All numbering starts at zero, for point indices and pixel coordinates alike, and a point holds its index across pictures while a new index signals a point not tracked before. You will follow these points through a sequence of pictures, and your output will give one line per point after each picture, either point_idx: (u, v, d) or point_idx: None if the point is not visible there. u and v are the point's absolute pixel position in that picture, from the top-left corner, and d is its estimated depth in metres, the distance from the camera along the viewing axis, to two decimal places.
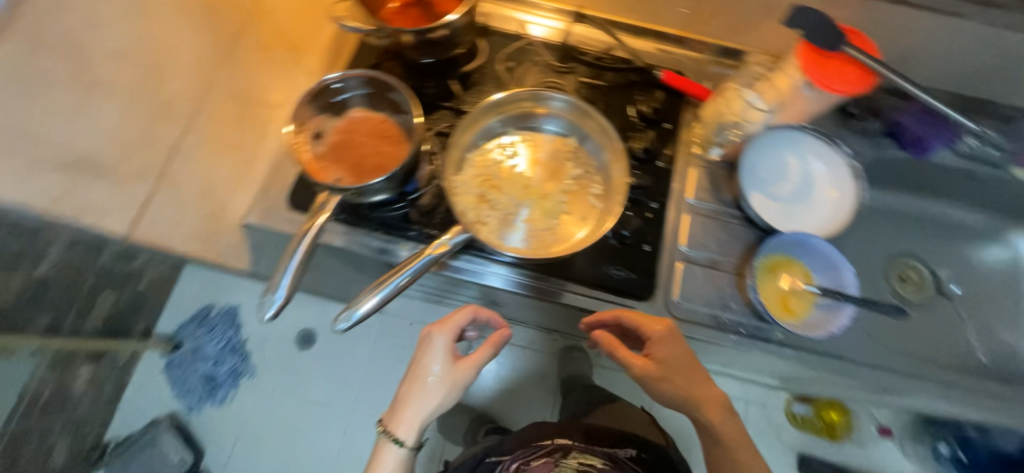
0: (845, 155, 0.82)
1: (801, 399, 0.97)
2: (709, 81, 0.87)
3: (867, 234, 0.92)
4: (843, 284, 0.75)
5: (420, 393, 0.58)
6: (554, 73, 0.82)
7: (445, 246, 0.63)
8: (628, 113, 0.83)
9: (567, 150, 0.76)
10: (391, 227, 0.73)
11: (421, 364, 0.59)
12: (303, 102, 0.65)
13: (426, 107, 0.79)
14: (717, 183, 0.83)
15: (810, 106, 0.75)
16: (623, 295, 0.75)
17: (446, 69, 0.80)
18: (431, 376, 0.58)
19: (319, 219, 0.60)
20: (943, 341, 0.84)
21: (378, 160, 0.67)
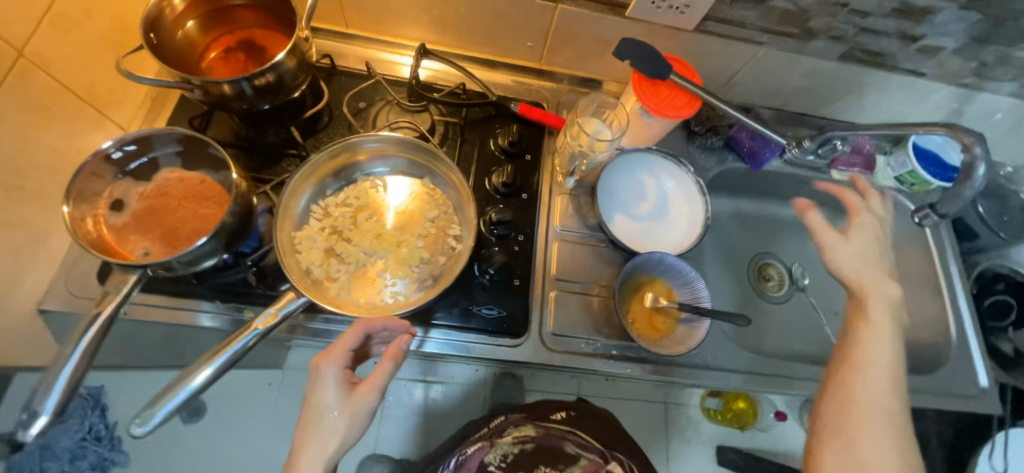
0: (690, 173, 0.87)
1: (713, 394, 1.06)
2: (566, 109, 0.90)
3: (728, 240, 1.00)
4: (700, 297, 0.77)
5: (317, 443, 0.48)
6: (407, 113, 0.81)
7: (271, 318, 0.56)
8: (488, 148, 0.82)
9: (421, 192, 0.73)
10: (231, 293, 0.65)
11: (313, 400, 0.50)
12: (90, 169, 0.57)
13: (269, 156, 0.74)
14: (583, 209, 0.85)
15: (652, 129, 0.81)
16: (498, 334, 0.73)
17: (286, 116, 0.76)
18: (325, 418, 0.49)
19: (110, 306, 0.51)
20: (799, 331, 0.95)
21: (195, 225, 0.59)
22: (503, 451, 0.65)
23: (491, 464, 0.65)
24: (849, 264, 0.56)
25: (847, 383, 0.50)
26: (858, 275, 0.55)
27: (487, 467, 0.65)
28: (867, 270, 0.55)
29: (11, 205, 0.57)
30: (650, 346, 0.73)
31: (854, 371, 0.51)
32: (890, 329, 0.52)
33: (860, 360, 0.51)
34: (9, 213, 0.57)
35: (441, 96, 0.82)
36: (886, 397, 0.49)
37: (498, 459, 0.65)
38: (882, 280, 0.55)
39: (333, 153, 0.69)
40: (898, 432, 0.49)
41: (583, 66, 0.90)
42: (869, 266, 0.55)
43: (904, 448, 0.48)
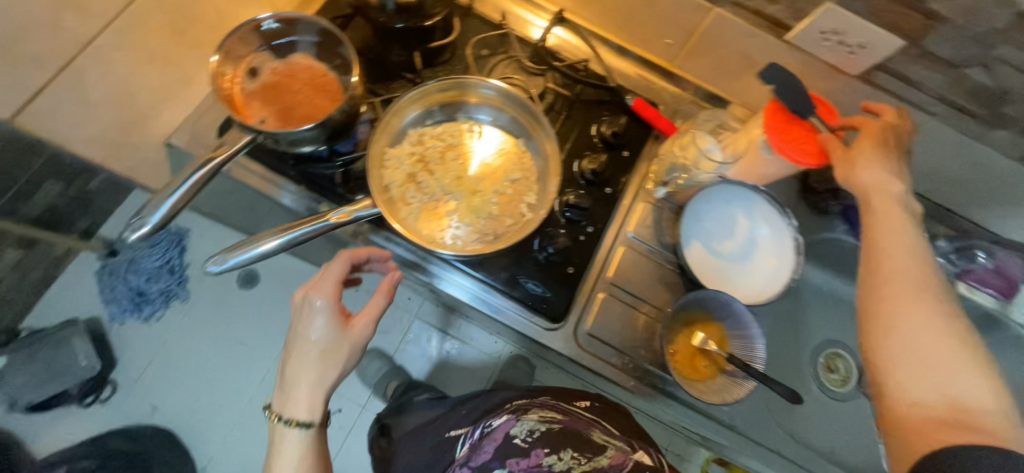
0: (791, 227, 0.79)
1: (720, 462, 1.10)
2: (682, 119, 0.85)
3: (804, 313, 0.91)
4: (753, 356, 0.71)
5: (303, 365, 0.53)
6: (524, 72, 0.80)
7: (344, 216, 0.59)
8: (590, 131, 0.80)
9: (512, 151, 0.72)
10: (316, 184, 0.71)
11: (304, 334, 0.53)
12: (241, 34, 0.62)
13: (387, 73, 0.77)
14: (662, 224, 0.80)
15: (767, 170, 0.74)
16: (535, 312, 0.73)
17: (416, 39, 0.76)
18: (312, 346, 0.53)
19: (221, 155, 0.56)
20: (846, 435, 0.87)
21: (308, 110, 0.63)
22: (529, 425, 0.58)
23: (515, 437, 0.57)
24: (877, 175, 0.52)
25: (906, 309, 0.44)
26: (881, 181, 0.52)
27: (511, 437, 0.57)
28: (888, 178, 0.52)
29: (171, 44, 0.62)
30: (685, 385, 0.69)
31: (904, 285, 0.46)
32: (913, 229, 0.49)
33: (897, 268, 0.47)
34: (171, 51, 0.62)
35: (562, 66, 0.80)
36: (945, 318, 0.44)
37: (524, 432, 0.57)
38: (898, 201, 0.51)
39: (444, 86, 0.70)
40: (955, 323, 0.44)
41: (714, 81, 0.84)
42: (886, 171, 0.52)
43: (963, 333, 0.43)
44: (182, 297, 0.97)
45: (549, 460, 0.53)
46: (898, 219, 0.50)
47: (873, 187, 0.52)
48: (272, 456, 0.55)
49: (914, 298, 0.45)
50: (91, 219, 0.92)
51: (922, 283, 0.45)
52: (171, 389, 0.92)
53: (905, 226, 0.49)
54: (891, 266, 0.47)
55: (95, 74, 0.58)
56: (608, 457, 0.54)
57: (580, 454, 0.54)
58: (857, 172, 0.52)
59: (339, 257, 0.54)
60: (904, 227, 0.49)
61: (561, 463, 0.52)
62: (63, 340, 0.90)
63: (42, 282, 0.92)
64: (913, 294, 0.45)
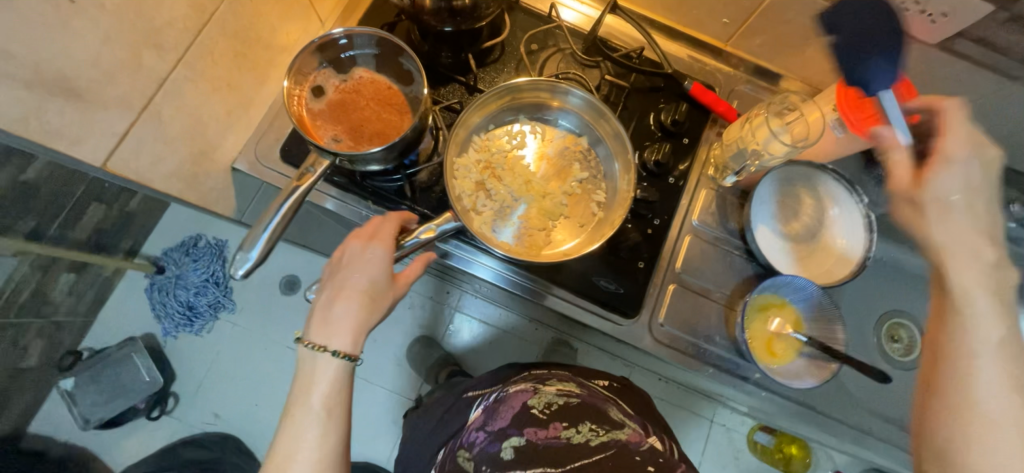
0: (861, 205, 0.77)
1: (766, 431, 1.25)
2: (738, 100, 0.83)
3: (874, 288, 0.88)
4: (834, 338, 0.73)
5: (348, 302, 0.56)
6: (577, 65, 0.78)
7: (431, 232, 0.60)
8: (648, 121, 0.78)
9: (577, 151, 0.73)
10: (383, 198, 0.71)
11: (352, 274, 0.56)
12: (306, 54, 0.62)
13: (438, 77, 0.75)
14: (726, 210, 0.79)
15: (835, 148, 0.74)
16: (610, 309, 0.73)
17: (466, 40, 0.75)
18: (359, 288, 0.56)
19: (306, 182, 0.57)
20: None
21: (378, 127, 0.63)
22: (547, 398, 0.66)
23: (534, 408, 0.65)
24: (949, 234, 0.44)
25: (958, 416, 0.39)
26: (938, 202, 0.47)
27: (529, 408, 0.64)
28: (976, 221, 0.45)
29: (234, 68, 0.64)
30: (770, 373, 0.70)
31: (962, 384, 0.39)
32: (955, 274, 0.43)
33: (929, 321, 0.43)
34: (231, 76, 0.64)
35: (617, 55, 0.78)
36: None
37: (542, 404, 0.65)
38: (981, 261, 0.43)
39: (506, 93, 0.70)
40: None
41: (772, 57, 0.81)
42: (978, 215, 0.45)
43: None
44: (228, 306, 1.21)
45: (567, 432, 0.60)
46: (965, 306, 0.41)
47: (958, 243, 0.44)
48: (297, 394, 0.54)
49: (968, 406, 0.39)
50: (133, 239, 1.17)
51: (991, 394, 0.38)
52: (219, 395, 1.17)
53: (979, 312, 0.41)
54: (953, 359, 0.41)
55: (167, 104, 0.57)
56: (626, 433, 0.61)
57: (598, 427, 0.61)
58: (937, 231, 0.45)
59: (393, 216, 0.60)
60: (988, 290, 0.42)
61: (580, 435, 0.60)
62: (122, 358, 1.15)
63: (95, 299, 1.15)
64: (973, 397, 0.39)
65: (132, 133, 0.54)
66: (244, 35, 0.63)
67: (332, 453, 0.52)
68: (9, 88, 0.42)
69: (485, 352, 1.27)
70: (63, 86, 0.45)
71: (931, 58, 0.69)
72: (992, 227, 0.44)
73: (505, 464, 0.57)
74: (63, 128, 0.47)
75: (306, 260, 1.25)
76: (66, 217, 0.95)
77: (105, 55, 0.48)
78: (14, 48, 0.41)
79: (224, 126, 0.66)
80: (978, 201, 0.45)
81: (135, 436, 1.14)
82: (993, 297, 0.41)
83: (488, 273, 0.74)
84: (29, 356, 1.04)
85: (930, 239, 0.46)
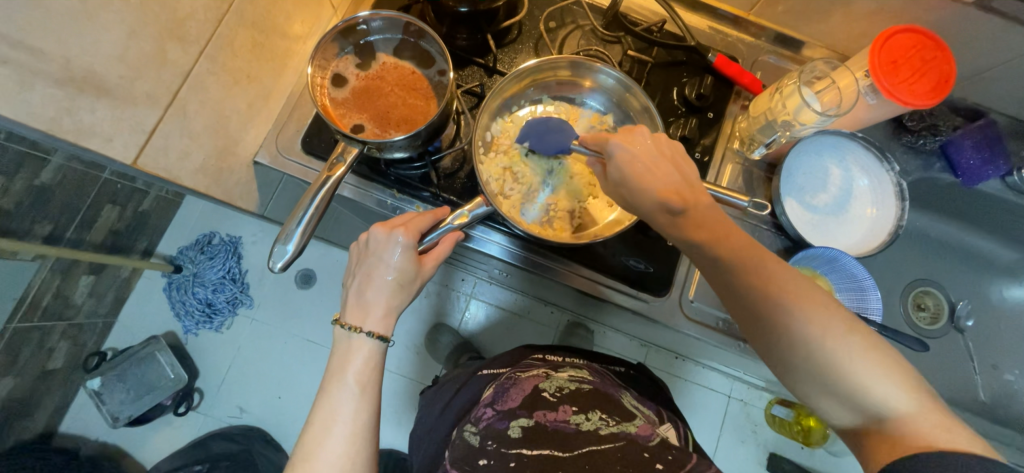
0: (891, 174, 0.76)
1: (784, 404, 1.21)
2: (761, 71, 0.81)
3: (897, 257, 0.89)
4: (866, 308, 0.72)
5: (381, 287, 0.55)
6: (598, 42, 0.77)
7: (464, 218, 0.58)
8: (671, 96, 0.77)
9: (604, 129, 0.74)
10: (407, 185, 0.70)
11: (382, 261, 0.55)
12: (329, 42, 0.62)
13: (457, 60, 0.74)
14: (752, 183, 0.78)
15: (867, 115, 0.72)
16: (641, 288, 0.73)
17: (484, 22, 0.71)
18: (390, 275, 0.55)
19: (337, 173, 0.57)
20: (949, 373, 0.87)
21: (404, 113, 0.63)
22: (559, 383, 0.67)
23: (545, 390, 0.65)
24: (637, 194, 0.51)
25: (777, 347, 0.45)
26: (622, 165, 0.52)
27: (540, 391, 0.65)
28: (667, 180, 0.50)
29: (253, 60, 0.63)
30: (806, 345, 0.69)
31: (764, 324, 0.45)
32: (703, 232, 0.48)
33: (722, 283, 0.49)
34: (252, 68, 0.63)
35: (638, 29, 0.76)
36: (812, 326, 0.43)
37: (553, 388, 0.66)
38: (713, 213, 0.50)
39: (526, 75, 0.70)
40: (823, 317, 0.43)
41: (797, 24, 0.79)
42: (669, 177, 0.50)
43: (835, 322, 0.43)
44: (247, 302, 1.21)
45: (576, 418, 0.60)
46: (722, 259, 0.48)
47: (656, 212, 0.50)
48: (331, 374, 0.53)
49: (780, 335, 0.44)
50: (148, 239, 1.17)
51: (781, 322, 0.44)
52: (244, 389, 1.18)
53: (732, 257, 0.47)
54: (749, 306, 0.46)
55: (192, 98, 0.56)
56: (636, 425, 0.59)
57: (609, 417, 0.60)
58: (656, 194, 0.50)
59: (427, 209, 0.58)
60: (716, 236, 0.48)
61: (589, 422, 0.59)
62: (145, 356, 1.15)
63: (115, 299, 1.16)
64: (775, 329, 0.44)
65: (160, 128, 0.54)
66: (261, 24, 0.63)
67: (362, 433, 0.51)
68: (42, 86, 0.43)
69: (502, 337, 1.27)
70: (92, 82, 0.46)
71: (967, 18, 0.67)
72: (668, 179, 0.50)
73: (512, 443, 0.57)
74: (95, 125, 0.47)
75: (323, 252, 1.26)
76: (82, 218, 0.95)
77: (131, 50, 0.49)
78: (45, 44, 0.42)
79: (245, 120, 0.65)
80: (664, 165, 0.51)
81: (165, 432, 1.16)
82: (728, 237, 0.48)
83: (497, 249, 0.74)
84: (55, 357, 1.04)
85: (647, 210, 0.51)
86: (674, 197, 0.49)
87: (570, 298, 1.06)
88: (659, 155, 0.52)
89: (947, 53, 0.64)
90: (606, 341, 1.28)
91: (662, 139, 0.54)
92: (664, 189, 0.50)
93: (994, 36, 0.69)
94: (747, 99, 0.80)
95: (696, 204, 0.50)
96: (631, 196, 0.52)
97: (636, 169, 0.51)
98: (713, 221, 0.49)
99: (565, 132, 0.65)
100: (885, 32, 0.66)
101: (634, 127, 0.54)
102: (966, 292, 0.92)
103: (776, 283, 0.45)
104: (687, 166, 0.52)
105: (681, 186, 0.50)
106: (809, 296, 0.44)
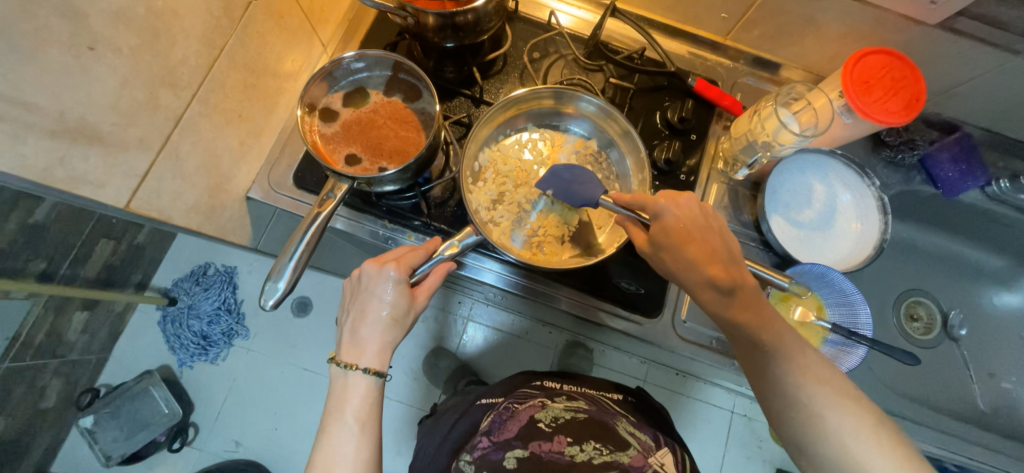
0: (873, 188, 0.78)
1: None
2: (740, 93, 0.83)
3: (884, 270, 0.91)
4: (857, 323, 0.73)
5: (374, 323, 0.55)
6: (581, 70, 0.79)
7: (454, 248, 0.59)
8: (653, 119, 0.79)
9: (588, 153, 0.76)
10: (398, 216, 0.71)
11: (374, 295, 0.55)
12: (317, 82, 0.63)
13: (444, 92, 0.75)
14: (738, 202, 0.80)
15: (845, 133, 0.74)
16: (632, 309, 0.73)
17: (470, 55, 0.75)
18: (384, 310, 0.55)
19: (328, 208, 0.58)
20: (946, 385, 0.87)
21: (394, 145, 0.65)
22: (554, 412, 0.66)
23: (540, 421, 0.64)
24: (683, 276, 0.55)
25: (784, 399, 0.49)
26: (679, 233, 0.54)
27: (536, 422, 0.64)
28: (716, 256, 0.53)
29: (243, 99, 0.65)
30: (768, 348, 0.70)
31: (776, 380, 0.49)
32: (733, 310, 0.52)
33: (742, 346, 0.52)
34: (242, 107, 0.66)
35: (620, 57, 0.79)
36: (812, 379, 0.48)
37: (549, 418, 0.65)
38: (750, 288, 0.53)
39: (510, 105, 0.72)
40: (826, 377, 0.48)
41: (772, 48, 0.82)
42: (718, 252, 0.53)
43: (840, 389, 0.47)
44: (243, 333, 1.20)
45: (571, 449, 0.59)
46: (752, 330, 0.51)
47: (701, 285, 0.53)
48: (330, 412, 0.53)
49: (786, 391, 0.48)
50: (143, 272, 1.17)
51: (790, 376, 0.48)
52: (239, 422, 1.16)
53: (772, 343, 0.50)
54: (778, 386, 0.49)
55: (184, 141, 0.58)
56: (629, 456, 0.59)
57: (602, 445, 0.60)
58: (702, 269, 0.53)
59: (422, 245, 0.59)
60: (757, 318, 0.51)
61: (583, 453, 0.59)
62: (141, 391, 1.14)
63: (110, 333, 1.15)
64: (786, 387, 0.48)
65: (152, 172, 0.55)
66: (252, 66, 0.65)
67: (366, 469, 0.51)
68: (33, 138, 0.44)
69: (501, 361, 1.26)
70: (84, 131, 0.47)
71: (934, 39, 0.70)
72: (715, 256, 0.53)
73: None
74: (87, 172, 0.48)
75: (319, 279, 1.25)
76: (76, 256, 0.95)
77: (123, 98, 0.50)
78: (40, 99, 0.43)
79: (237, 157, 0.67)
80: (711, 239, 0.54)
81: (159, 468, 1.14)
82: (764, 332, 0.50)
83: (492, 277, 0.74)
84: (47, 396, 1.03)
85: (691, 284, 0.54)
86: (721, 275, 0.52)
87: (566, 319, 1.06)
88: (707, 227, 0.55)
89: (915, 73, 0.67)
90: (606, 360, 1.27)
91: (708, 209, 0.56)
92: (712, 267, 0.52)
93: (962, 54, 0.71)
94: (728, 119, 0.82)
95: (742, 282, 0.53)
96: (676, 265, 0.55)
97: (684, 237, 0.54)
98: (756, 304, 0.52)
99: (591, 184, 0.64)
100: (857, 54, 0.69)
101: (681, 193, 0.55)
102: (957, 300, 0.93)
103: (791, 348, 0.50)
104: (730, 241, 0.55)
105: (728, 264, 0.53)
106: (827, 371, 0.48)
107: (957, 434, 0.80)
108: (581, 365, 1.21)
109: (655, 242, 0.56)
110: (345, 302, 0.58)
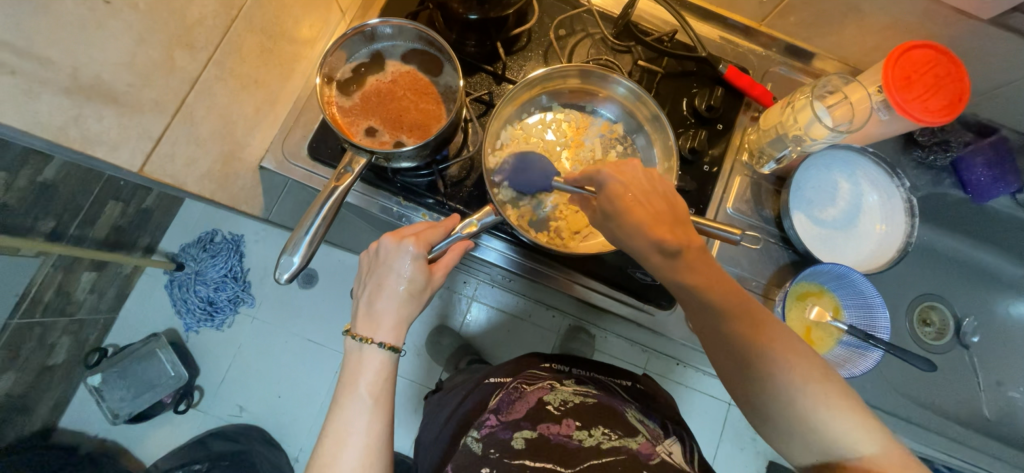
0: (901, 189, 0.76)
1: None
2: (771, 82, 0.80)
3: (902, 273, 0.89)
4: (874, 326, 0.72)
5: (391, 298, 0.54)
6: (608, 51, 0.76)
7: (472, 228, 0.58)
8: (680, 106, 0.76)
9: (613, 138, 0.74)
10: (412, 193, 0.69)
11: (391, 269, 0.54)
12: (335, 50, 0.61)
13: (466, 67, 0.73)
14: (760, 196, 0.78)
15: (880, 130, 0.71)
16: (646, 300, 0.72)
17: (494, 29, 0.70)
18: (401, 284, 0.54)
19: (345, 182, 0.57)
20: (953, 390, 0.87)
21: (414, 120, 0.63)
22: (563, 396, 0.66)
23: (549, 404, 0.65)
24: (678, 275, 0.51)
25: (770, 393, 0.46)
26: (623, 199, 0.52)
27: (544, 404, 0.65)
28: (659, 218, 0.51)
29: (259, 63, 0.63)
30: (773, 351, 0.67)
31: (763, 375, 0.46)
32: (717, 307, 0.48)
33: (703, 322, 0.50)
34: (259, 73, 0.64)
35: (649, 39, 0.76)
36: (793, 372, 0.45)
37: (558, 401, 0.65)
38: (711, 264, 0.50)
39: (536, 83, 0.70)
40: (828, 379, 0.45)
41: (808, 36, 0.78)
42: (661, 213, 0.51)
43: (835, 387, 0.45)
44: (249, 301, 1.21)
45: (579, 434, 0.59)
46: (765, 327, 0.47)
47: (648, 249, 0.50)
48: (343, 385, 0.53)
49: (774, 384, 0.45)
50: (150, 235, 1.16)
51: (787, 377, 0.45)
52: (244, 388, 1.18)
53: None
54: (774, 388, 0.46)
55: (200, 105, 0.56)
56: (638, 442, 0.58)
57: (611, 431, 0.59)
58: (649, 233, 0.50)
59: (442, 222, 0.57)
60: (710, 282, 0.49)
61: (592, 438, 0.59)
62: (147, 353, 1.15)
63: (117, 295, 1.15)
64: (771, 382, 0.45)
65: (166, 136, 0.53)
66: (268, 30, 0.63)
67: (377, 445, 0.50)
68: (47, 95, 0.42)
69: (503, 342, 1.26)
70: (99, 91, 0.45)
71: (985, 35, 0.67)
72: (660, 216, 0.51)
73: (516, 455, 0.57)
74: (102, 133, 0.47)
75: (326, 252, 1.25)
76: (83, 217, 0.94)
77: (139, 57, 0.48)
78: (54, 54, 0.41)
79: (251, 125, 0.65)
80: (657, 202, 0.52)
81: (164, 428, 1.16)
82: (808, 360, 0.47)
83: (502, 258, 0.73)
84: (56, 353, 1.04)
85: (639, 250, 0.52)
86: (668, 236, 0.49)
87: (571, 304, 1.05)
88: (653, 192, 0.53)
89: (961, 71, 0.64)
90: (607, 346, 1.27)
91: (656, 176, 0.54)
92: (658, 228, 0.50)
93: (1012, 53, 0.68)
94: (757, 110, 0.79)
95: (689, 243, 0.50)
96: (623, 231, 0.52)
97: (628, 201, 0.52)
98: (705, 264, 0.50)
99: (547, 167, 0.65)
100: (901, 47, 0.66)
101: (624, 161, 0.55)
102: (972, 307, 0.92)
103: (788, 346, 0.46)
104: (679, 203, 0.53)
105: (674, 225, 0.50)
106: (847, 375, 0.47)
107: (959, 438, 0.80)
108: (583, 350, 1.21)
109: (604, 211, 0.54)
110: (363, 274, 0.57)
